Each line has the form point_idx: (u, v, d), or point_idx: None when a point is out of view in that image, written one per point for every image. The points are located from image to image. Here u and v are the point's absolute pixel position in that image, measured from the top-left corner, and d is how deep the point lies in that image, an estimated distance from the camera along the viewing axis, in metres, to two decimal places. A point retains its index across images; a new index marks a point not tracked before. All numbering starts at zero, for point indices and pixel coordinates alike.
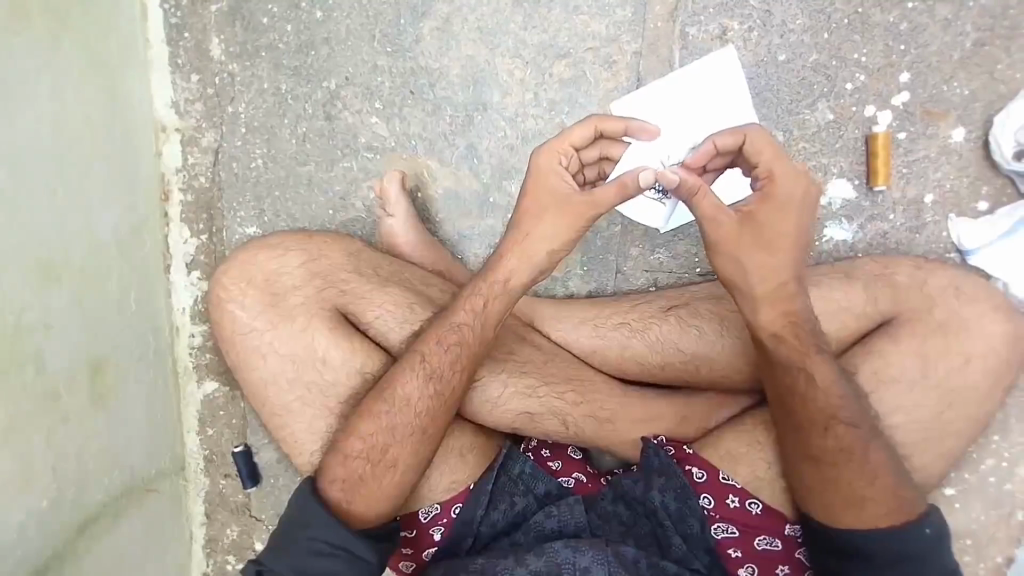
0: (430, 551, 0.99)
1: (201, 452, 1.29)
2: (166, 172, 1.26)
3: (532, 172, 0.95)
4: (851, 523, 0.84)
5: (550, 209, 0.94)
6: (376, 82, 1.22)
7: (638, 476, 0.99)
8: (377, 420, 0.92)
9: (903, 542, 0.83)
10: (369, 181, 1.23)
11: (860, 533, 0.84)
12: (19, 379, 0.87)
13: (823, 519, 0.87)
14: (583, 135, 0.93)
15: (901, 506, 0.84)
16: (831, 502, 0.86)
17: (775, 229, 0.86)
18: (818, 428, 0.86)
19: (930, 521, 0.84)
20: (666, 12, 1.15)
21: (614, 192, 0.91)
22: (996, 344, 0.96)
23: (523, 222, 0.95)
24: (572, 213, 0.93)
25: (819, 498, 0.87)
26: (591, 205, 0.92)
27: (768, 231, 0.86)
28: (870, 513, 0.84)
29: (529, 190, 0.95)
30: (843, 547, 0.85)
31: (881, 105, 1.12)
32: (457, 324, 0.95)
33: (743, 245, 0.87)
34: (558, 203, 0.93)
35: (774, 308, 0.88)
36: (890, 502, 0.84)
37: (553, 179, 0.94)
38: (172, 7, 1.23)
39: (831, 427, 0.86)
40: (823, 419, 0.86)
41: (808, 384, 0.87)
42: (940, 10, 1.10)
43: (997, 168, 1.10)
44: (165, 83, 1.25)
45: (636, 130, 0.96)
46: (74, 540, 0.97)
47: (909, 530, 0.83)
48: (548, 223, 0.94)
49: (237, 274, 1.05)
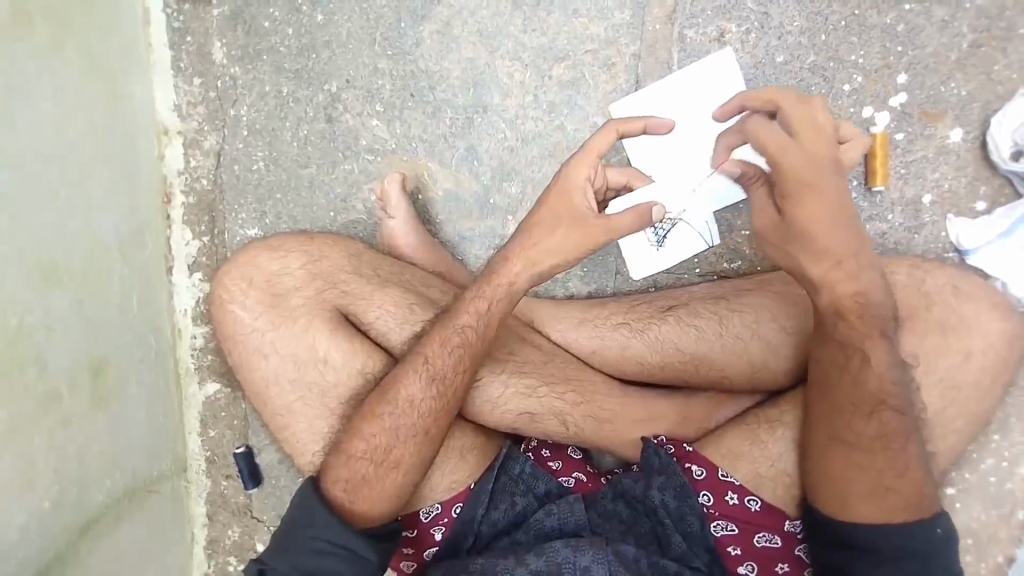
0: (431, 551, 1.00)
1: (202, 453, 1.29)
2: (168, 174, 1.26)
3: (562, 182, 0.93)
4: (857, 516, 0.85)
5: (564, 223, 0.93)
6: (377, 85, 1.23)
7: (638, 476, 0.99)
8: (381, 422, 0.93)
9: (912, 540, 0.83)
10: (370, 182, 1.24)
11: (873, 529, 0.84)
12: (21, 380, 0.88)
13: (829, 511, 0.87)
14: (606, 143, 0.91)
15: (918, 503, 0.85)
16: (850, 491, 0.86)
17: (810, 215, 0.83)
18: (864, 411, 0.87)
19: (941, 521, 0.85)
20: (664, 14, 1.16)
21: (630, 220, 0.90)
22: (995, 342, 0.97)
23: (534, 230, 0.94)
24: (584, 232, 0.92)
25: (836, 489, 0.87)
26: (607, 228, 0.91)
27: (798, 227, 0.84)
28: (889, 504, 0.85)
29: (551, 200, 0.94)
30: (844, 540, 0.85)
31: (878, 107, 1.13)
32: (461, 326, 0.96)
33: (780, 239, 0.87)
34: (574, 220, 0.92)
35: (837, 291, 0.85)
36: (911, 498, 0.85)
37: (576, 197, 0.93)
38: (175, 11, 1.24)
39: (876, 411, 0.87)
40: (870, 404, 0.86)
41: (862, 365, 0.86)
42: (936, 12, 1.10)
43: (994, 168, 1.11)
44: (167, 85, 1.25)
45: (654, 127, 0.94)
46: (75, 540, 0.97)
47: (920, 526, 0.84)
48: (560, 236, 0.93)
49: (239, 275, 1.06)
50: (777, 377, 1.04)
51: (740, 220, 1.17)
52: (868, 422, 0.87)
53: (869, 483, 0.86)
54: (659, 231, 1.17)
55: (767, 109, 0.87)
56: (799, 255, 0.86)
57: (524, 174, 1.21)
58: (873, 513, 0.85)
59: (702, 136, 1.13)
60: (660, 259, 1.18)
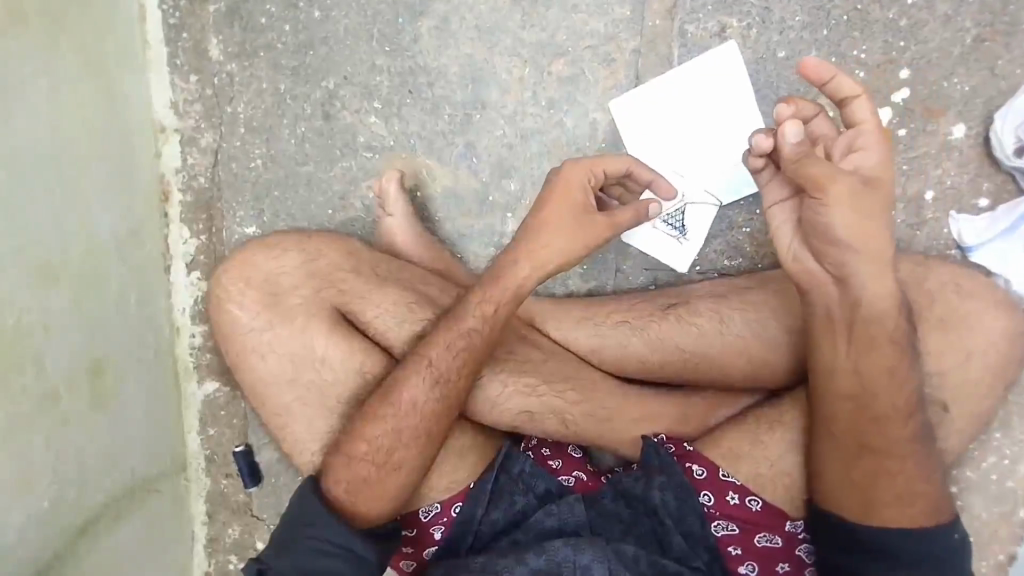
0: (431, 550, 1.00)
1: (201, 451, 1.29)
2: (166, 172, 1.26)
3: (562, 178, 0.96)
4: (882, 520, 0.86)
5: (569, 219, 0.94)
6: (375, 81, 1.22)
7: (638, 474, 0.99)
8: (383, 424, 0.93)
9: (935, 543, 0.85)
10: (368, 180, 1.23)
11: (900, 534, 0.85)
12: (19, 380, 0.87)
13: (853, 515, 0.87)
14: (617, 163, 0.97)
15: (930, 509, 0.86)
16: (876, 498, 0.87)
17: (874, 202, 0.82)
18: (902, 417, 0.87)
19: (957, 528, 0.87)
20: (664, 9, 1.15)
21: (630, 217, 0.96)
22: (997, 340, 0.96)
23: (539, 235, 0.94)
24: (592, 228, 0.94)
25: (859, 494, 0.88)
26: (612, 225, 0.95)
27: (857, 205, 0.81)
28: (914, 509, 0.86)
29: (556, 189, 0.95)
30: (867, 543, 0.86)
31: (882, 102, 1.11)
32: (468, 330, 0.95)
33: (857, 207, 0.81)
34: (577, 220, 0.94)
35: (882, 284, 0.84)
36: (927, 500, 0.87)
37: (577, 191, 0.95)
38: (170, 8, 1.23)
39: (914, 416, 0.88)
40: (907, 408, 0.87)
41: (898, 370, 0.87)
42: (940, 6, 1.09)
43: (997, 164, 1.10)
44: (164, 83, 1.24)
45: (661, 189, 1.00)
46: (74, 541, 0.97)
47: (942, 532, 0.86)
48: (569, 235, 0.94)
49: (236, 274, 1.04)
50: (776, 376, 1.04)
51: (740, 217, 1.16)
52: (891, 423, 0.87)
53: (896, 488, 0.87)
54: (672, 222, 1.16)
55: (844, 90, 0.83)
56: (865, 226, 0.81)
57: (523, 172, 1.20)
58: (897, 517, 0.86)
59: (704, 137, 1.13)
60: (688, 244, 1.16)
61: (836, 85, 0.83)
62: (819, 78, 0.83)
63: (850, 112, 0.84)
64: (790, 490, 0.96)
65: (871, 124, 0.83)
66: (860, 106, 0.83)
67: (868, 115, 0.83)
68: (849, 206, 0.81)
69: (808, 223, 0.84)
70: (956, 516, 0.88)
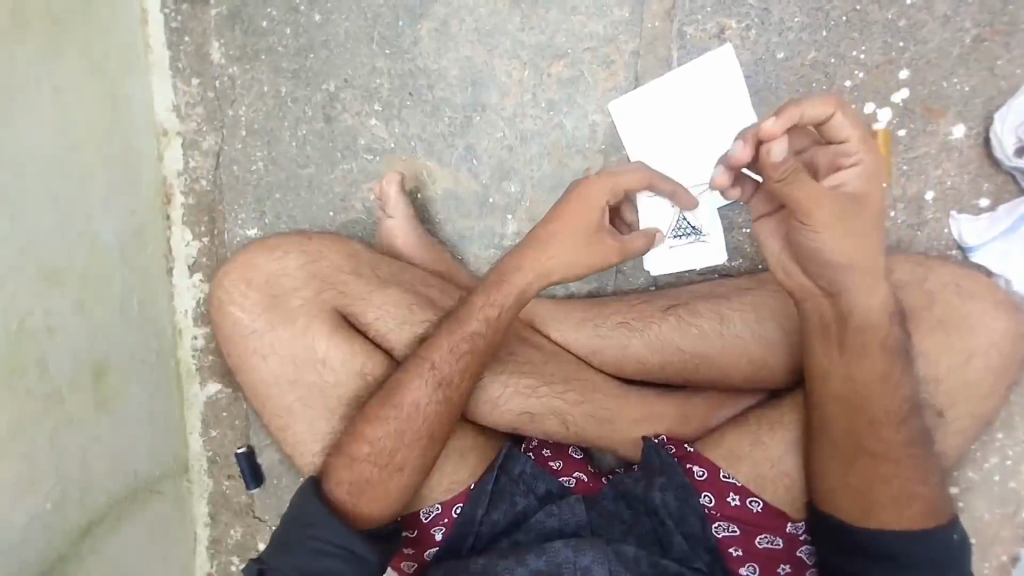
0: (431, 551, 1.00)
1: (204, 452, 1.30)
2: (168, 175, 1.27)
3: (581, 196, 0.92)
4: (880, 522, 0.86)
5: (578, 238, 0.93)
6: (375, 84, 1.22)
7: (639, 475, 0.99)
8: (386, 426, 0.93)
9: (934, 546, 0.85)
10: (369, 181, 1.24)
11: (899, 538, 0.85)
12: (24, 381, 0.88)
13: (851, 518, 0.88)
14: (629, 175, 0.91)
15: (931, 511, 0.87)
16: (876, 500, 0.87)
17: (863, 222, 0.81)
18: (895, 421, 0.88)
19: (957, 528, 0.87)
20: (663, 11, 1.15)
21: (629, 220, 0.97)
22: (997, 340, 0.96)
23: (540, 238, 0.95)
24: (600, 249, 0.93)
25: (859, 497, 0.88)
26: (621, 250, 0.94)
27: (845, 225, 0.80)
28: (913, 511, 0.86)
29: (568, 212, 0.92)
30: (866, 546, 0.86)
31: (881, 103, 1.11)
32: (472, 332, 0.95)
33: (848, 231, 0.80)
34: (588, 241, 0.93)
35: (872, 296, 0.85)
36: (926, 503, 0.87)
37: (592, 214, 0.92)
38: (173, 12, 1.24)
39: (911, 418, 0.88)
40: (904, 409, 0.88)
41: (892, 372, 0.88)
42: (939, 7, 1.09)
43: (997, 164, 1.10)
44: (166, 86, 1.25)
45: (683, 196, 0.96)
46: (77, 542, 0.97)
47: (941, 534, 0.85)
48: (574, 251, 0.93)
49: (237, 275, 1.05)
50: (776, 377, 1.04)
51: (741, 218, 1.16)
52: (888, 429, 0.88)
53: (895, 490, 0.87)
54: (682, 231, 1.15)
55: (823, 116, 0.78)
56: (855, 244, 0.81)
57: (523, 173, 1.20)
58: (896, 520, 0.86)
59: (700, 137, 1.12)
60: (713, 235, 1.15)
61: (809, 113, 0.78)
62: (790, 109, 0.77)
63: (832, 129, 0.80)
64: (790, 490, 0.96)
65: (855, 138, 0.80)
66: (839, 123, 0.79)
67: (849, 132, 0.80)
68: (839, 229, 0.80)
69: (799, 244, 0.83)
70: (956, 516, 0.88)
